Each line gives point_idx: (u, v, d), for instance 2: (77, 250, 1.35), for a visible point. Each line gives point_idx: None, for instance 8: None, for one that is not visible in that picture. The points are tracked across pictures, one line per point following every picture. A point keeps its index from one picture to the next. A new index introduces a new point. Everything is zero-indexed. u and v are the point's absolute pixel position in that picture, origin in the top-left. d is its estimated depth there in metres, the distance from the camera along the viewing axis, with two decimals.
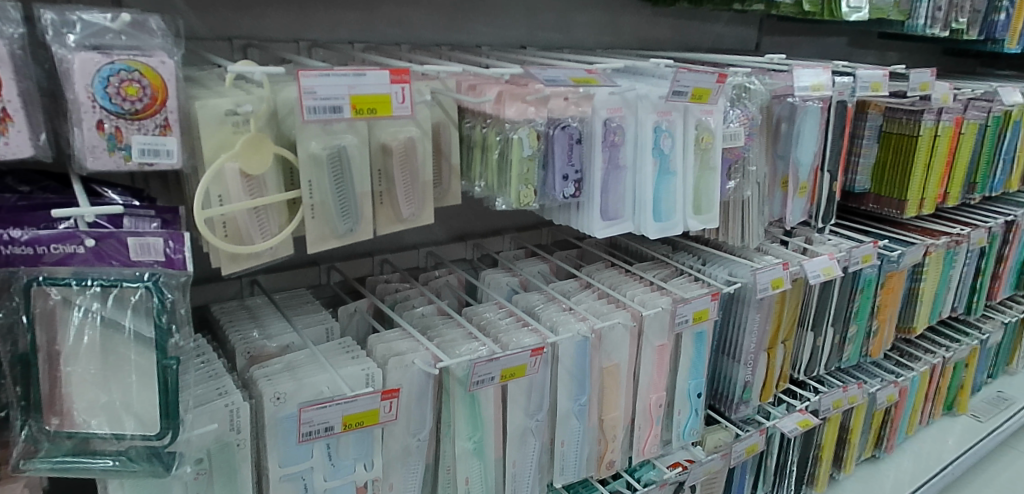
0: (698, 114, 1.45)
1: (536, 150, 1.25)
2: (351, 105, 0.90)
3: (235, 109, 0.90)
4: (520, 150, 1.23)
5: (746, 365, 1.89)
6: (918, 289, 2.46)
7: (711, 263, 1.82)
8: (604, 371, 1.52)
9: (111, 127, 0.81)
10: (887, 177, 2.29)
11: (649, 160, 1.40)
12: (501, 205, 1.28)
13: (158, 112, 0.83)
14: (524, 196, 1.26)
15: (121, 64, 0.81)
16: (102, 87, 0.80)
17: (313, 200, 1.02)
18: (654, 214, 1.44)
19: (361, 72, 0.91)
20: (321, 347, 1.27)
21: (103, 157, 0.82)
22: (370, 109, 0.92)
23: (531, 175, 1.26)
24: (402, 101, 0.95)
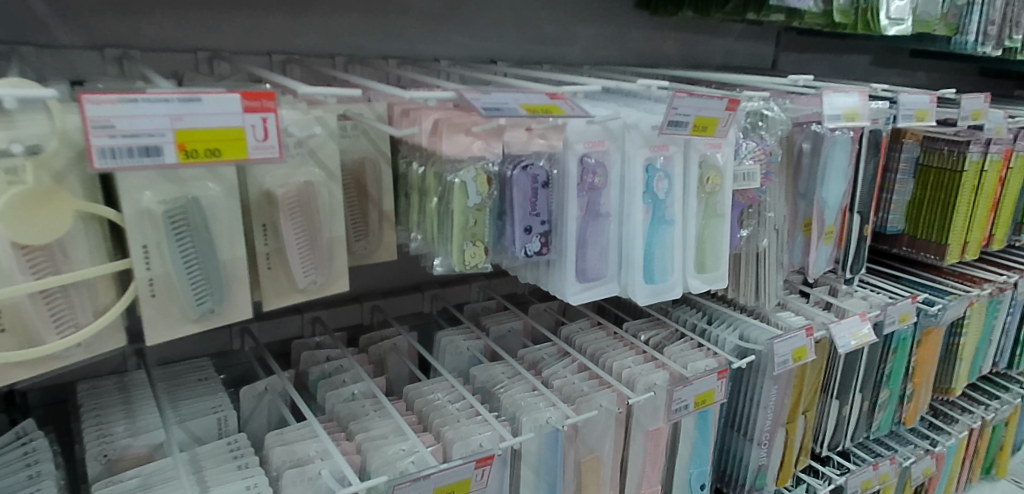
0: (702, 149, 1.15)
1: (486, 196, 0.95)
2: (177, 143, 0.62)
3: (6, 148, 0.63)
4: (465, 198, 0.93)
5: (760, 446, 1.58)
6: (958, 345, 2.14)
7: (718, 322, 1.53)
8: (582, 466, 1.23)
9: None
10: (925, 217, 1.98)
11: (639, 207, 1.09)
12: (440, 266, 0.98)
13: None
14: (471, 256, 0.95)
15: None
16: None
17: (151, 272, 0.73)
18: (646, 274, 1.13)
19: (195, 96, 0.62)
20: (204, 449, 0.98)
21: None
22: (209, 150, 0.64)
23: (480, 227, 0.95)
24: (261, 137, 0.67)
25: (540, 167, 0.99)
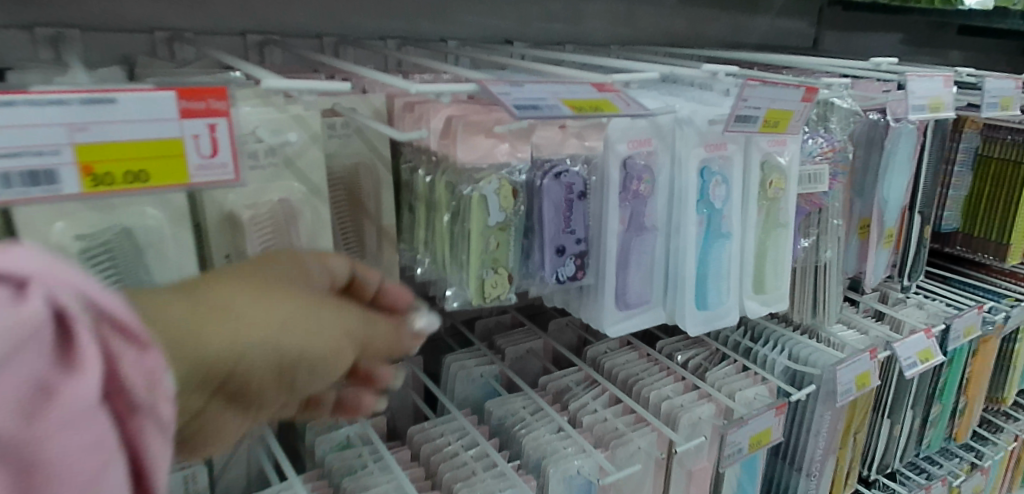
0: (765, 147, 0.96)
1: (512, 213, 0.77)
2: (82, 167, 0.48)
3: None
4: (484, 217, 0.75)
5: (810, 477, 1.40)
6: (1013, 352, 1.95)
7: (767, 340, 1.35)
8: None
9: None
10: (983, 214, 1.79)
11: (692, 219, 0.90)
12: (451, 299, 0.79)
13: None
14: (490, 288, 0.77)
15: None
16: None
17: None
18: (698, 298, 0.94)
19: (118, 103, 0.49)
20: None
21: None
22: (127, 173, 0.50)
23: (504, 251, 0.77)
24: (202, 154, 0.54)
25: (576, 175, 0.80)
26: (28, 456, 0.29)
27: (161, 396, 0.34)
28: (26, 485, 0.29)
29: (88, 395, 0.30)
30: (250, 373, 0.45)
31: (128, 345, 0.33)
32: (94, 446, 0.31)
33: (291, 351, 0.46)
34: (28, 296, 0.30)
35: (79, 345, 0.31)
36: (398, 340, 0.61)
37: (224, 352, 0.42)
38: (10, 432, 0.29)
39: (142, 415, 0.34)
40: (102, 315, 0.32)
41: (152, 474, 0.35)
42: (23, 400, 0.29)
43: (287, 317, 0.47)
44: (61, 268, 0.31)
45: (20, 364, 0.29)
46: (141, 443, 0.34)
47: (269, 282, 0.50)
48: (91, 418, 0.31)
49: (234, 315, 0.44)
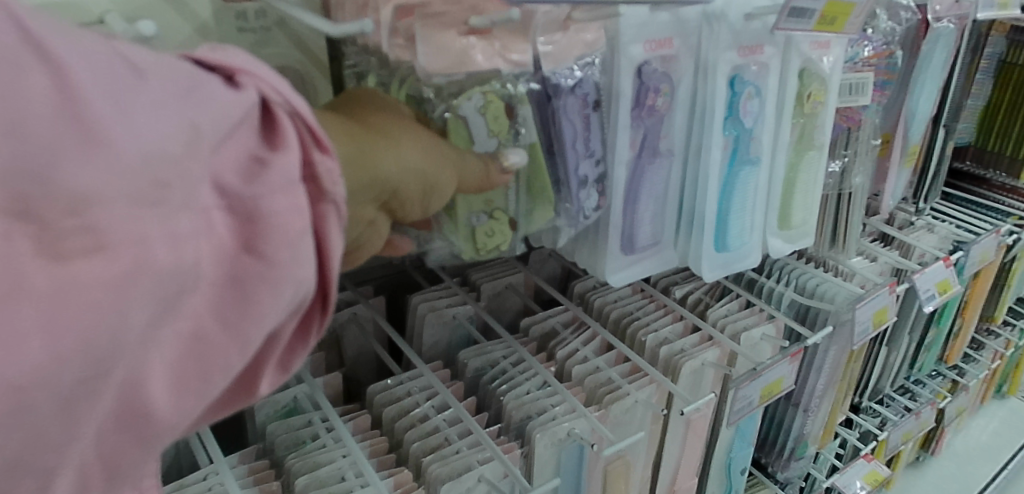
0: (807, 49, 0.77)
1: (512, 140, 0.61)
2: None
3: None
4: (470, 147, 0.59)
5: (806, 412, 1.31)
6: (1009, 272, 1.87)
7: (772, 271, 1.21)
8: (608, 473, 0.92)
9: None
10: (998, 126, 1.64)
11: (717, 141, 0.72)
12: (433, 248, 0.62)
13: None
14: (486, 237, 0.63)
15: None
16: None
17: None
18: (718, 238, 0.77)
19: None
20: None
21: None
22: None
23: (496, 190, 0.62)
24: None
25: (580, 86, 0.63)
26: (251, 205, 0.35)
27: (339, 192, 0.39)
28: (253, 228, 0.35)
29: (290, 169, 0.36)
30: (403, 199, 0.49)
31: (311, 146, 0.39)
32: (299, 208, 0.36)
33: (435, 181, 0.51)
34: (244, 87, 0.38)
35: (279, 132, 0.38)
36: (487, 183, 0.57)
37: (393, 177, 0.47)
38: (238, 185, 0.35)
39: (325, 204, 0.39)
40: (294, 118, 0.39)
41: (333, 263, 0.41)
42: (244, 163, 0.36)
43: (431, 148, 0.51)
44: (270, 77, 0.39)
45: (241, 135, 0.36)
46: (323, 229, 0.40)
47: (399, 112, 0.53)
48: (293, 189, 0.36)
49: (390, 139, 0.48)
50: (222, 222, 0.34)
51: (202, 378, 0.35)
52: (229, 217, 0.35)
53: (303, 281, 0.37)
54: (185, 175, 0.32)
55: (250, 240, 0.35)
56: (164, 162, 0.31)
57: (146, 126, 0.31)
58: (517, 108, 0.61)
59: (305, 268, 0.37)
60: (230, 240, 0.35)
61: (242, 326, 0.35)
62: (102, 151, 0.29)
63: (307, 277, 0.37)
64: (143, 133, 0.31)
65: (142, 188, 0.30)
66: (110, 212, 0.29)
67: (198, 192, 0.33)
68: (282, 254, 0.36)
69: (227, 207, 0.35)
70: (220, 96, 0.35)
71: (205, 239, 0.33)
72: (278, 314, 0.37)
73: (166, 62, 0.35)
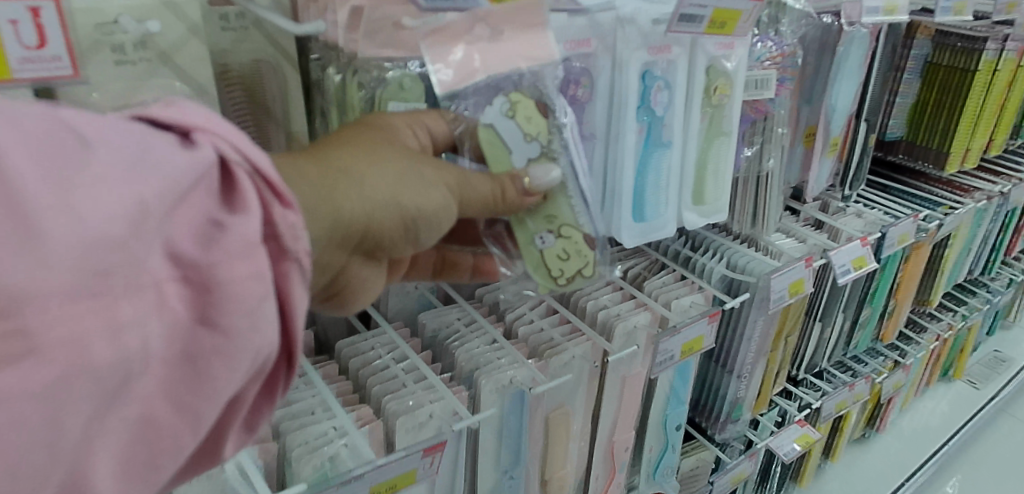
0: (712, 49, 0.90)
1: (551, 140, 0.71)
2: None
3: None
4: (508, 155, 0.69)
5: (740, 379, 1.45)
6: (942, 257, 2.01)
7: (704, 248, 1.34)
8: (550, 420, 1.07)
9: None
10: (925, 121, 1.79)
11: (631, 126, 0.85)
12: (497, 255, 0.76)
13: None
14: (559, 259, 0.74)
15: None
16: None
17: None
18: (635, 210, 0.91)
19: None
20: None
21: None
22: None
23: (559, 202, 0.72)
24: None
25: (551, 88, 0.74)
26: (207, 275, 0.40)
27: (299, 247, 0.46)
28: (207, 300, 0.40)
29: (248, 229, 0.41)
30: (379, 227, 0.58)
31: (272, 199, 0.45)
32: (256, 276, 0.41)
33: (410, 207, 0.58)
34: (200, 145, 0.42)
35: (240, 190, 0.43)
36: (505, 204, 0.66)
37: (356, 216, 0.55)
38: (194, 254, 0.39)
39: (285, 259, 0.45)
40: (255, 172, 0.44)
41: (296, 308, 0.47)
42: (202, 227, 0.40)
43: (402, 175, 0.58)
44: (222, 131, 0.44)
45: (198, 200, 0.40)
46: (284, 282, 0.46)
47: (380, 142, 0.60)
48: (251, 254, 0.41)
49: (360, 180, 0.56)
50: (174, 296, 0.39)
51: (154, 446, 0.40)
52: (181, 290, 0.39)
53: (262, 341, 0.42)
54: (127, 260, 0.36)
55: (204, 313, 0.40)
56: (107, 250, 0.35)
57: (94, 216, 0.35)
58: (548, 110, 0.73)
59: (262, 333, 0.42)
60: (185, 312, 0.39)
61: (194, 394, 0.41)
62: (47, 245, 0.33)
63: (265, 339, 0.43)
64: (90, 223, 0.35)
65: (87, 279, 0.34)
66: (58, 306, 0.34)
67: (149, 267, 0.37)
68: (239, 321, 0.41)
69: (180, 279, 0.39)
70: (175, 160, 0.40)
71: (153, 315, 0.38)
72: (237, 373, 0.42)
73: (121, 133, 0.40)
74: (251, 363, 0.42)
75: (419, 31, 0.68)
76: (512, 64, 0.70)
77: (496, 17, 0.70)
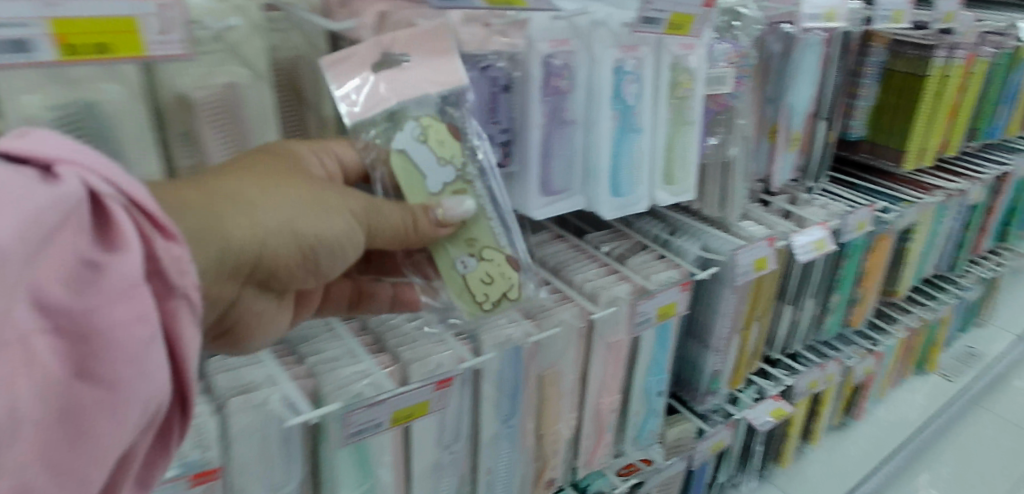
0: (675, 50, 1.07)
1: (464, 165, 0.86)
2: (48, 38, 0.61)
3: None
4: (424, 180, 0.83)
5: (716, 353, 1.60)
6: (906, 250, 2.17)
7: (681, 233, 1.51)
8: (543, 378, 1.22)
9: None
10: (885, 123, 1.96)
11: (606, 113, 1.01)
12: (420, 281, 0.92)
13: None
14: (483, 281, 0.88)
15: None
16: None
17: None
18: (612, 186, 1.07)
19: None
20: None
21: None
22: (96, 47, 0.64)
23: (479, 225, 0.87)
24: (157, 30, 0.67)
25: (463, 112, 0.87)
26: (83, 323, 0.47)
27: (183, 282, 0.53)
28: (86, 348, 0.47)
29: (126, 270, 0.48)
30: (276, 254, 0.70)
31: (151, 231, 0.52)
32: (129, 320, 0.48)
33: (305, 234, 0.71)
34: (65, 178, 0.48)
35: (114, 226, 0.49)
36: (416, 232, 0.80)
37: (246, 241, 0.66)
38: (66, 302, 0.46)
39: (170, 297, 0.53)
40: (128, 204, 0.51)
41: (185, 345, 0.55)
42: (74, 270, 0.47)
43: (300, 207, 0.71)
44: (88, 165, 0.50)
45: (66, 239, 0.47)
46: (170, 320, 0.53)
47: (274, 177, 0.72)
48: (130, 295, 0.48)
49: (253, 211, 0.67)
50: (44, 349, 0.45)
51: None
52: (51, 342, 0.45)
53: (144, 386, 0.50)
54: None
55: (82, 364, 0.47)
56: None
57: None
58: (461, 134, 0.86)
59: (141, 381, 0.49)
60: (58, 367, 0.45)
61: (70, 441, 0.47)
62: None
63: (147, 383, 0.50)
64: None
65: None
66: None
67: (15, 323, 0.43)
68: (120, 368, 0.48)
69: (53, 331, 0.46)
70: (46, 201, 0.46)
71: (23, 369, 0.44)
72: (124, 414, 0.49)
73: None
74: (133, 404, 0.49)
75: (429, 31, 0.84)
76: (417, 86, 0.82)
77: (405, 44, 0.83)
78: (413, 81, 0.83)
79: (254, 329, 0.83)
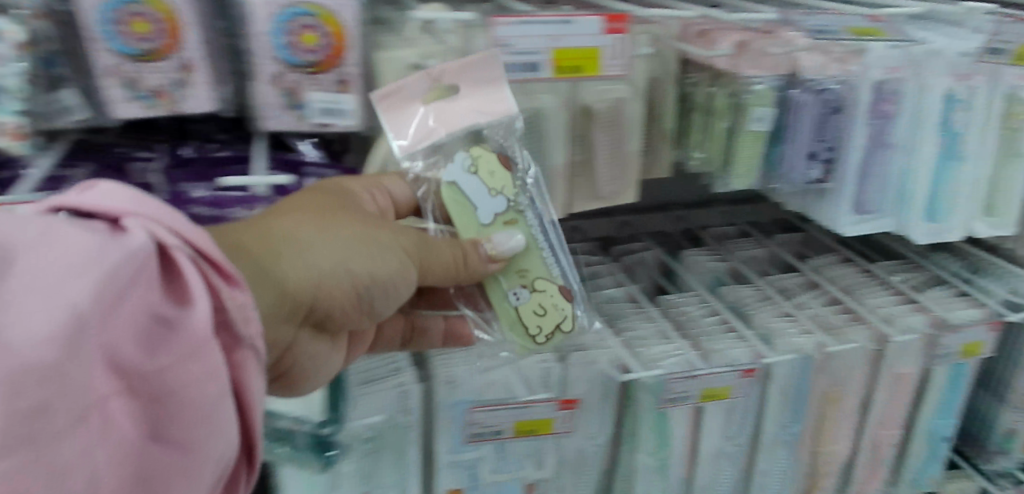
0: (1013, 81, 1.06)
1: (517, 195, 0.81)
2: (551, 61, 0.80)
3: (420, 61, 0.81)
4: (475, 212, 0.80)
5: (1018, 410, 1.48)
6: None
7: (986, 273, 1.43)
8: (827, 395, 1.25)
9: (288, 78, 0.80)
10: None
11: (930, 138, 1.04)
12: (471, 315, 0.89)
13: (331, 64, 0.80)
14: (536, 314, 0.83)
15: (302, 7, 0.77)
16: (279, 34, 0.78)
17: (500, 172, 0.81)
18: (927, 211, 1.09)
19: (569, 19, 0.79)
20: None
21: (284, 118, 0.82)
22: (574, 66, 0.81)
23: (529, 257, 0.82)
24: (615, 57, 0.82)
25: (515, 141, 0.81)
26: (155, 385, 0.49)
27: (250, 330, 0.58)
28: (164, 410, 0.50)
29: (197, 323, 0.51)
30: (330, 292, 0.76)
31: (221, 282, 0.56)
32: (207, 371, 0.52)
33: (352, 273, 0.75)
34: (131, 229, 0.52)
35: (186, 278, 0.53)
36: (467, 269, 0.79)
37: (296, 282, 0.72)
38: (138, 364, 0.48)
39: (237, 346, 0.57)
40: (198, 255, 0.55)
41: (249, 389, 0.60)
42: (146, 325, 0.49)
43: (351, 245, 0.76)
44: (155, 215, 0.54)
45: (139, 294, 0.49)
46: (239, 366, 0.58)
47: (328, 212, 0.77)
48: (200, 355, 0.51)
49: (298, 252, 0.72)
50: (122, 414, 0.48)
51: None
52: (128, 406, 0.48)
53: (218, 440, 0.54)
54: (68, 385, 0.44)
55: (156, 428, 0.50)
56: (47, 375, 0.43)
57: (27, 348, 0.43)
58: (513, 163, 0.81)
59: (215, 438, 0.54)
60: (133, 430, 0.49)
61: None
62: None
63: (220, 439, 0.54)
64: (22, 357, 0.42)
65: (22, 420, 0.42)
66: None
67: (95, 388, 0.46)
68: (192, 427, 0.52)
69: (127, 394, 0.48)
70: (115, 255, 0.49)
71: (103, 439, 0.47)
72: (199, 469, 0.53)
73: (45, 244, 0.48)
74: (209, 463, 0.54)
75: (782, 55, 0.97)
76: (464, 118, 0.77)
77: (454, 74, 0.78)
78: (461, 113, 0.78)
79: (312, 375, 0.89)
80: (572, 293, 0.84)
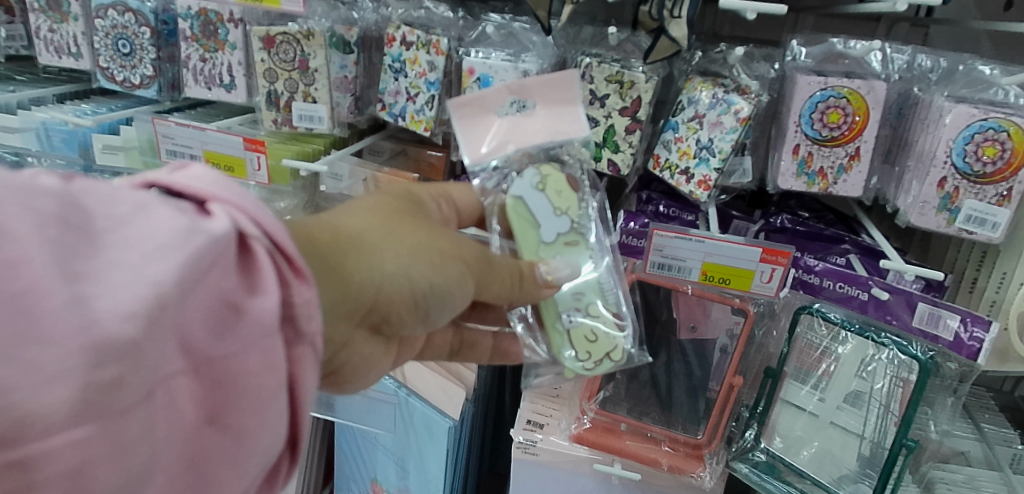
0: None
1: (582, 217, 0.62)
2: None
3: None
4: (536, 229, 0.61)
5: None
6: None
7: None
8: None
9: (951, 185, 0.66)
10: None
11: None
12: (520, 332, 0.65)
13: (1005, 180, 0.65)
14: (587, 342, 0.62)
15: (994, 121, 0.64)
16: (964, 142, 0.65)
17: None
18: None
19: None
20: None
21: (929, 216, 0.68)
22: None
23: (586, 283, 0.62)
24: None
25: (586, 155, 0.64)
26: (221, 372, 0.33)
27: (314, 329, 0.37)
28: (220, 397, 0.34)
29: (268, 316, 0.34)
30: (387, 302, 0.48)
31: (290, 275, 0.36)
32: (269, 365, 0.34)
33: (417, 283, 0.48)
34: (215, 215, 0.34)
35: (256, 269, 0.34)
36: (522, 293, 0.57)
37: (364, 290, 0.46)
38: (205, 346, 0.33)
39: (299, 345, 0.37)
40: (273, 247, 0.36)
41: (303, 392, 0.38)
42: (213, 314, 0.33)
43: (420, 248, 0.49)
44: (241, 198, 0.35)
45: (213, 277, 0.32)
46: (296, 372, 0.37)
47: (400, 209, 0.52)
48: (265, 345, 0.34)
49: (368, 251, 0.46)
50: (184, 395, 0.32)
51: None
52: (192, 386, 0.33)
53: (269, 436, 0.36)
54: (142, 365, 0.29)
55: (213, 409, 0.34)
56: (108, 349, 0.28)
57: (109, 318, 0.28)
58: (582, 183, 0.64)
59: (271, 429, 0.36)
60: (192, 411, 0.33)
61: None
62: (50, 355, 0.27)
63: (272, 434, 0.36)
64: (102, 327, 0.28)
65: (94, 394, 0.28)
66: (64, 433, 0.27)
67: (164, 362, 0.31)
68: (244, 418, 0.34)
69: (193, 371, 0.33)
70: (182, 227, 0.32)
71: (161, 419, 0.31)
72: (239, 473, 0.35)
73: (130, 222, 0.31)
74: (256, 458, 0.36)
75: None
76: (538, 137, 0.61)
77: (532, 87, 0.60)
78: (535, 133, 0.61)
79: (363, 376, 0.56)
80: (626, 321, 0.63)
